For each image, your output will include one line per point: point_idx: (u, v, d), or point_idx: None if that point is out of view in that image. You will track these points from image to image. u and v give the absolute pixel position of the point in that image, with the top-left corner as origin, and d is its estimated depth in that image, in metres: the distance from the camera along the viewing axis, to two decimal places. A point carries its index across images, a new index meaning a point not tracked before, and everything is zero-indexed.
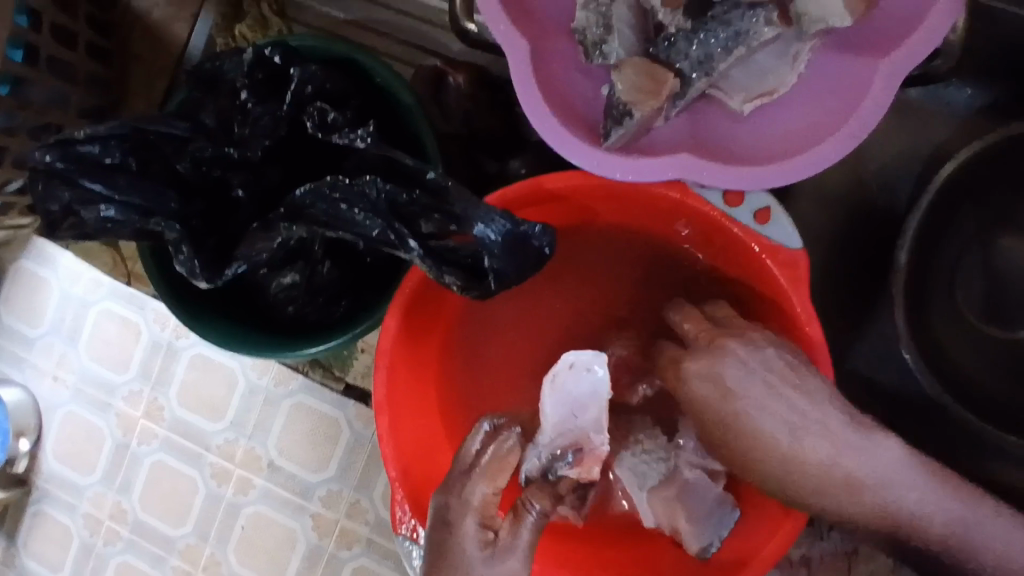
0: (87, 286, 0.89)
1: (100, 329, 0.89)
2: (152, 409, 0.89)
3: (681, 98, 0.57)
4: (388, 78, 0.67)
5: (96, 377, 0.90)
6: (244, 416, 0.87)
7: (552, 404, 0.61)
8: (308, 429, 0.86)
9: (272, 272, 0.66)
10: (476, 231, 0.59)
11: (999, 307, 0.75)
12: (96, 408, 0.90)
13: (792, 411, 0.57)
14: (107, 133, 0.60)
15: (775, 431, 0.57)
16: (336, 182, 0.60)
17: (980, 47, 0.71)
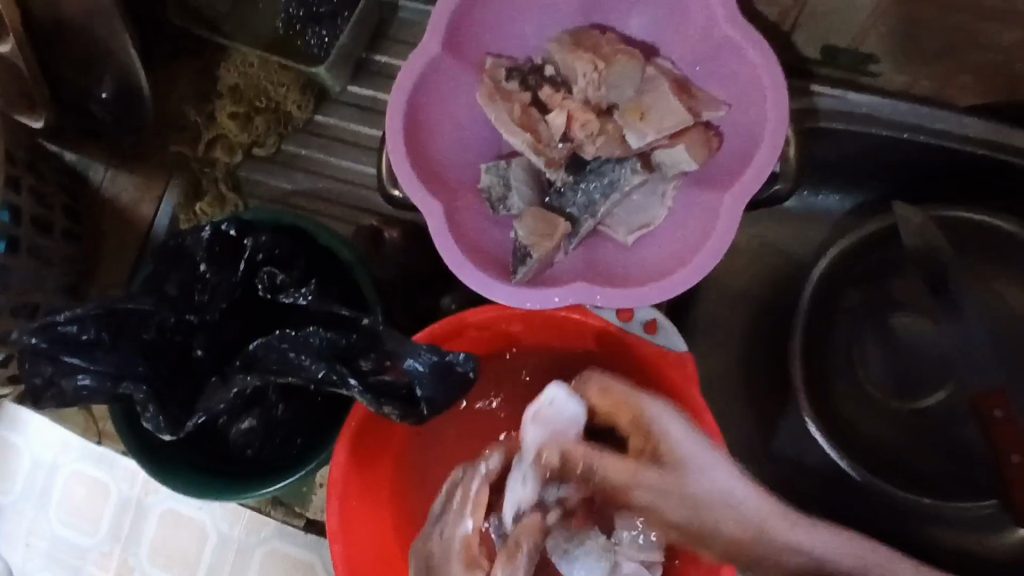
0: (57, 449, 0.99)
1: (70, 491, 0.98)
2: (123, 570, 0.97)
3: (573, 238, 0.72)
4: (330, 240, 0.76)
5: (66, 541, 0.98)
6: (216, 571, 0.95)
7: (540, 437, 0.66)
8: (284, 573, 0.93)
9: (232, 419, 0.74)
10: (407, 364, 0.66)
11: (908, 381, 0.89)
12: (66, 573, 0.98)
13: (711, 473, 0.64)
14: (84, 313, 0.67)
15: (696, 494, 0.64)
16: (283, 335, 0.67)
17: (825, 168, 0.91)
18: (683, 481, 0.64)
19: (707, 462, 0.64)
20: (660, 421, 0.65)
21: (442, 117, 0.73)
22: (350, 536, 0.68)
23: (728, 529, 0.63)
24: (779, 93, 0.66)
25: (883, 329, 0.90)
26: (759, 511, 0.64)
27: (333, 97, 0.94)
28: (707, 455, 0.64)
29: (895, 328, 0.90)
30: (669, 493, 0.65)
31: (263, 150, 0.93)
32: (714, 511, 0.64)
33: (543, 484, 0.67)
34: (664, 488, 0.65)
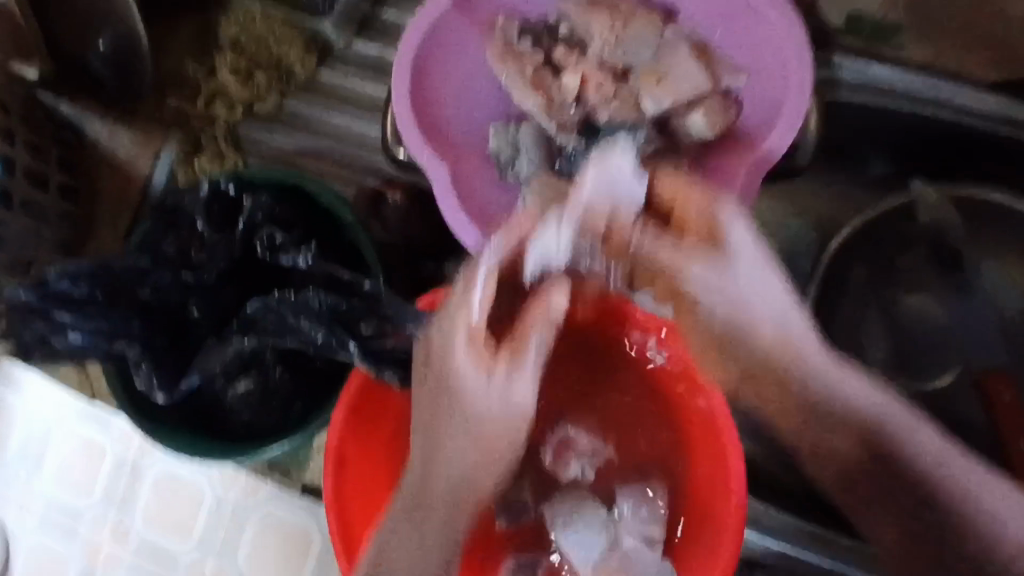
0: (53, 408, 0.98)
1: (67, 449, 0.97)
2: (118, 531, 0.96)
3: None
4: (331, 200, 0.74)
5: (62, 504, 0.97)
6: (212, 534, 0.94)
7: (595, 183, 0.62)
8: (279, 538, 0.92)
9: (228, 381, 0.72)
10: (408, 331, 0.65)
11: (910, 362, 0.86)
12: (61, 535, 0.97)
13: (771, 304, 0.59)
14: (76, 269, 0.65)
15: (752, 322, 0.59)
16: (283, 297, 0.65)
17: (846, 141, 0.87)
18: (740, 292, 0.59)
19: (767, 278, 0.58)
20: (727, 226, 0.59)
21: (451, 76, 0.71)
22: (347, 502, 0.66)
23: (780, 355, 0.59)
24: (802, 67, 0.65)
25: (886, 307, 0.87)
26: (815, 352, 0.59)
27: (336, 53, 0.91)
28: (770, 270, 0.58)
29: (898, 304, 0.86)
30: (723, 301, 0.59)
31: (263, 108, 0.90)
32: (766, 331, 0.59)
33: (576, 242, 0.62)
34: (711, 285, 0.59)
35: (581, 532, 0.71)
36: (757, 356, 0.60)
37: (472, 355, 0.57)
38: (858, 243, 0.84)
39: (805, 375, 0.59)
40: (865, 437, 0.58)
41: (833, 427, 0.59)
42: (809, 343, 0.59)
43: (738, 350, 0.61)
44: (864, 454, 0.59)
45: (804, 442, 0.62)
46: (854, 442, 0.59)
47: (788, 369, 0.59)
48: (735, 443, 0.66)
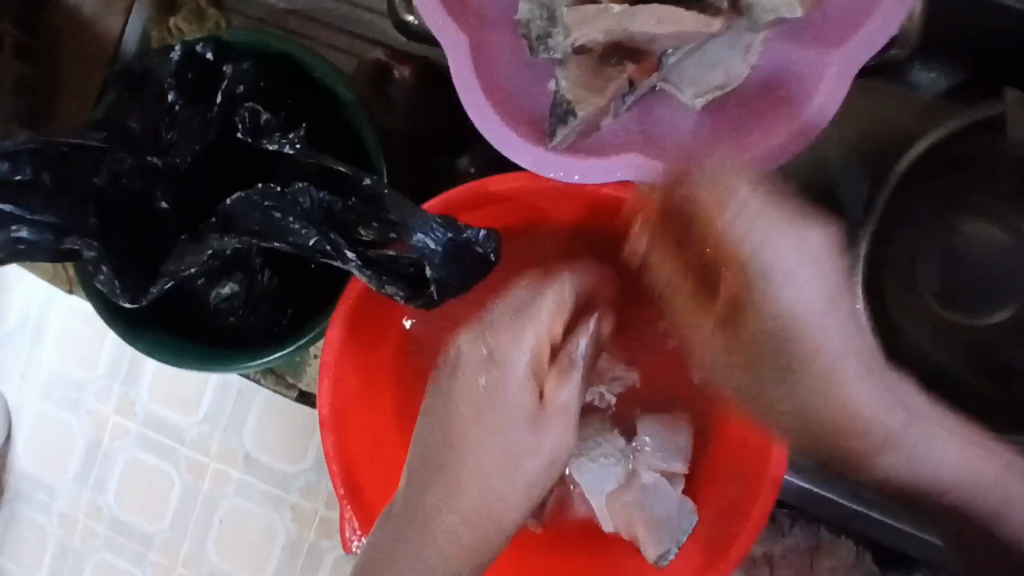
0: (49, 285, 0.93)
1: (66, 329, 0.93)
2: (124, 404, 0.92)
3: (628, 97, 0.57)
4: (325, 72, 0.62)
5: (64, 376, 0.93)
6: (218, 409, 0.90)
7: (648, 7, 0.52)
8: (282, 421, 0.88)
9: (210, 282, 0.64)
10: (415, 241, 0.53)
11: (961, 295, 0.77)
12: (64, 406, 0.93)
13: (816, 314, 0.56)
14: (15, 147, 0.54)
15: (795, 345, 0.56)
16: (265, 190, 0.54)
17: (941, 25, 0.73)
18: (782, 298, 0.56)
19: (820, 288, 0.56)
20: (732, 204, 0.56)
21: None
22: (344, 423, 0.60)
23: (827, 415, 0.55)
24: None
25: (948, 236, 0.77)
26: (871, 408, 0.55)
27: None
28: (828, 299, 0.56)
29: (960, 235, 0.77)
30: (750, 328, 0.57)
31: None
32: (816, 382, 0.56)
33: (588, 57, 0.56)
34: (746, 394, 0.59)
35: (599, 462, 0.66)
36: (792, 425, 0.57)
37: (532, 367, 0.58)
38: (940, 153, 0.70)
39: (841, 409, 0.55)
40: (887, 464, 0.55)
41: (852, 447, 0.55)
42: (866, 408, 0.55)
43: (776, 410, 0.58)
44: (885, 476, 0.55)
45: (821, 455, 0.58)
46: (875, 467, 0.55)
47: (831, 438, 0.56)
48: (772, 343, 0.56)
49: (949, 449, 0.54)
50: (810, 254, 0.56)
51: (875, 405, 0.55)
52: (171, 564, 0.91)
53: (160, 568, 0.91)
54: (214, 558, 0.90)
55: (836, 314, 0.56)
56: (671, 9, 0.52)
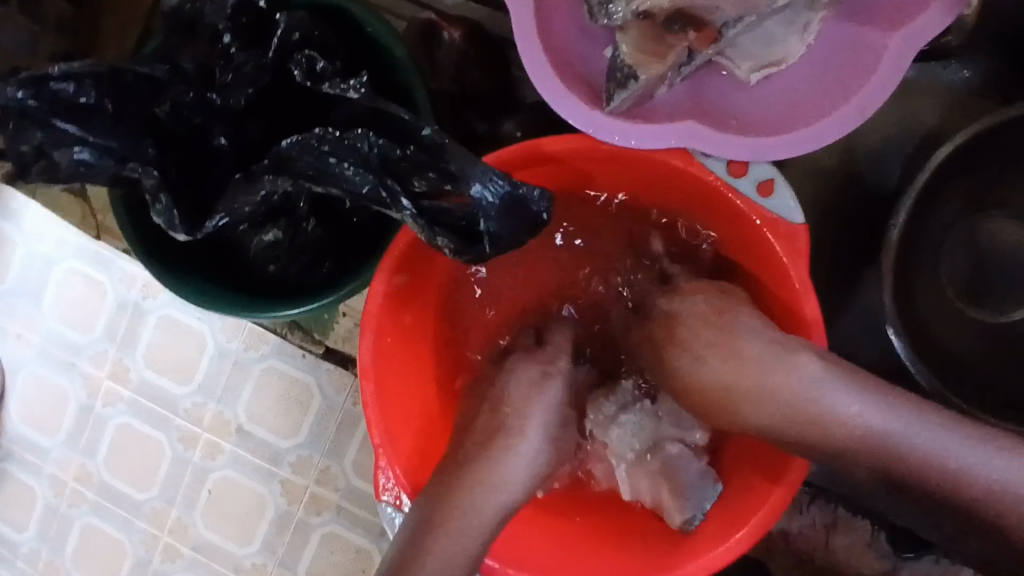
0: (53, 244, 0.91)
1: (66, 286, 0.91)
2: (118, 370, 0.91)
3: (686, 67, 0.57)
4: (378, 27, 0.63)
5: (61, 336, 0.92)
6: (213, 380, 0.90)
7: None
8: (279, 393, 0.88)
9: (254, 229, 0.63)
10: (473, 192, 0.54)
11: (981, 289, 0.82)
12: (59, 367, 0.93)
13: (765, 386, 0.58)
14: (83, 69, 0.54)
15: (757, 414, 0.58)
16: (325, 134, 0.55)
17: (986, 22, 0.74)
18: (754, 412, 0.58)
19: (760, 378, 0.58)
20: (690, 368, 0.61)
21: None
22: (382, 371, 0.60)
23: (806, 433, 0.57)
24: None
25: (973, 234, 0.82)
26: (846, 424, 0.56)
27: None
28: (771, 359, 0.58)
29: (985, 231, 0.82)
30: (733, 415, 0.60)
31: None
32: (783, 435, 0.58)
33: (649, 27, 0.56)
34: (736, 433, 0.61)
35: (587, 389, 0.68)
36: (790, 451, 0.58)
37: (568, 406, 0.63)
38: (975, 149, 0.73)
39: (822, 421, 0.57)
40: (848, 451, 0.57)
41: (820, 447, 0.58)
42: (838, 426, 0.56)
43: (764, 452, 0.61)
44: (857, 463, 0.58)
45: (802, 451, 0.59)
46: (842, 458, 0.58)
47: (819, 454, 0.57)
48: (814, 316, 0.57)
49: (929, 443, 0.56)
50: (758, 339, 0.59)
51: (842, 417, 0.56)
52: (159, 533, 0.91)
53: (147, 537, 0.91)
54: (202, 528, 0.90)
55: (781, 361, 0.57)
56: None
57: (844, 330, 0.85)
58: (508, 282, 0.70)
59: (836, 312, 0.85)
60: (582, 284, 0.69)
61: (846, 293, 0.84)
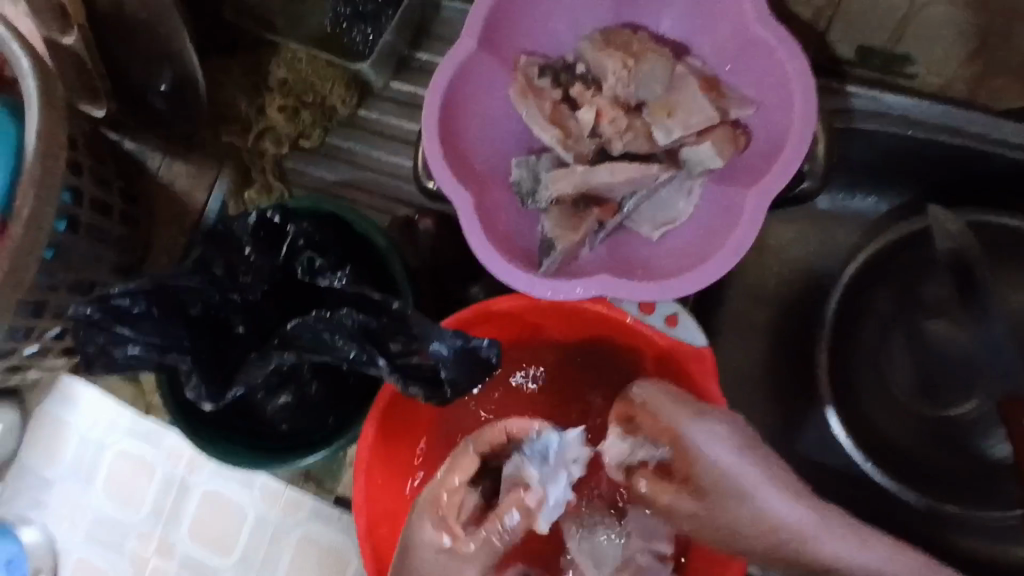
0: (105, 429, 1.05)
1: (116, 470, 1.05)
2: (163, 546, 1.03)
3: (598, 233, 0.73)
4: (365, 227, 0.81)
5: (111, 517, 1.04)
6: (252, 551, 1.00)
7: (603, 169, 0.71)
8: (317, 557, 0.98)
9: (269, 395, 0.78)
10: (432, 347, 0.68)
11: (931, 386, 0.88)
12: (108, 547, 1.04)
13: (746, 486, 0.64)
14: (135, 288, 0.71)
15: (739, 503, 0.63)
16: (319, 315, 0.70)
17: (870, 161, 0.90)
18: (727, 497, 0.64)
19: (743, 475, 0.64)
20: (697, 438, 0.66)
21: (480, 110, 0.76)
22: (374, 508, 0.71)
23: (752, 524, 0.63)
24: (806, 89, 0.67)
25: (913, 334, 0.88)
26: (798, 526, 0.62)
27: (376, 93, 0.99)
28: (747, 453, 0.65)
29: (926, 333, 0.87)
30: (713, 499, 0.65)
31: (308, 143, 0.98)
32: (750, 529, 0.63)
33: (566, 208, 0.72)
34: (699, 513, 0.65)
35: (563, 459, 0.69)
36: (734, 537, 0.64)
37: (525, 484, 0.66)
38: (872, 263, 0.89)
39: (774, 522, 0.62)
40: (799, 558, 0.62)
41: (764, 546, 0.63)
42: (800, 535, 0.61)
43: (710, 534, 0.65)
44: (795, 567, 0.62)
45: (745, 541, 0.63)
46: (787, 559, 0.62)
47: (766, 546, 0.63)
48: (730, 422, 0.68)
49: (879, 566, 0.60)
50: (733, 435, 0.66)
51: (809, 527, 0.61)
52: None
53: None
54: None
55: (758, 467, 0.64)
56: (623, 166, 0.71)
57: (807, 438, 0.92)
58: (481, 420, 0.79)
59: (796, 423, 0.92)
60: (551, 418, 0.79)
61: (798, 408, 0.93)
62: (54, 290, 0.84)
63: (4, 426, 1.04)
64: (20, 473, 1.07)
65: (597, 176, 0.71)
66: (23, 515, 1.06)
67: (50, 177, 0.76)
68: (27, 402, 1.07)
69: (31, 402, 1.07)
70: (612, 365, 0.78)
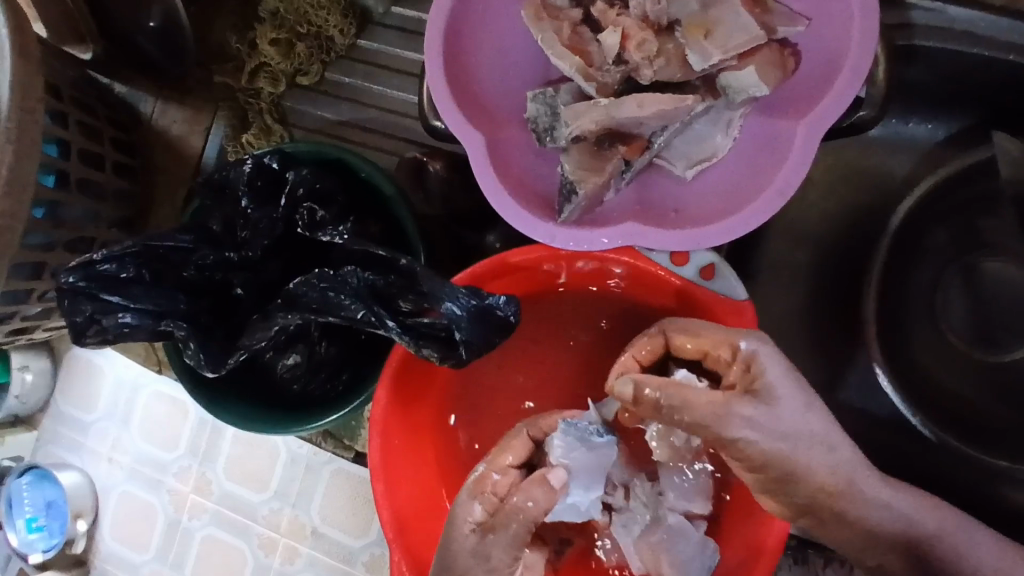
0: (137, 373, 1.04)
1: (150, 411, 1.04)
2: (202, 484, 1.02)
3: (626, 174, 0.65)
4: (372, 172, 0.74)
5: (150, 457, 1.04)
6: (288, 486, 0.98)
7: (630, 103, 0.62)
8: (349, 495, 0.96)
9: (278, 354, 0.74)
10: (444, 307, 0.63)
11: (987, 333, 0.82)
12: (147, 486, 1.04)
13: (803, 406, 0.59)
14: (122, 252, 0.66)
15: (800, 437, 0.58)
16: (322, 274, 0.65)
17: (930, 83, 0.80)
18: (785, 410, 0.58)
19: (800, 397, 0.59)
20: (762, 350, 0.59)
21: (489, 37, 0.68)
22: (392, 471, 0.68)
23: (787, 448, 0.57)
24: (866, 4, 0.59)
25: (968, 274, 0.82)
26: (829, 456, 0.59)
27: (375, 20, 0.90)
28: (797, 384, 0.60)
29: (982, 273, 0.81)
30: (776, 413, 0.57)
31: (307, 79, 0.90)
32: (812, 452, 0.58)
33: (587, 147, 0.65)
34: (762, 423, 0.57)
35: (602, 454, 0.65)
36: (760, 459, 0.57)
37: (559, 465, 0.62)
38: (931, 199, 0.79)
39: (802, 448, 0.58)
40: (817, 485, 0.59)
41: (792, 469, 0.58)
42: (848, 471, 0.60)
43: (768, 451, 0.57)
44: (809, 495, 0.59)
45: (766, 462, 0.57)
46: (804, 489, 0.58)
47: (787, 469, 0.58)
48: None
49: (886, 503, 0.61)
50: (782, 357, 0.60)
51: (856, 471, 0.60)
52: None
53: None
54: None
55: (810, 393, 0.60)
56: (653, 98, 0.62)
57: (850, 386, 0.86)
58: (499, 376, 0.75)
59: (838, 371, 0.86)
60: (574, 376, 0.75)
61: (838, 357, 0.86)
62: (50, 250, 0.79)
63: (34, 373, 1.05)
64: (56, 419, 1.08)
65: (622, 113, 0.62)
66: (60, 459, 1.08)
67: (29, 132, 0.70)
68: (57, 348, 1.08)
69: (60, 350, 1.07)
70: (640, 317, 0.72)
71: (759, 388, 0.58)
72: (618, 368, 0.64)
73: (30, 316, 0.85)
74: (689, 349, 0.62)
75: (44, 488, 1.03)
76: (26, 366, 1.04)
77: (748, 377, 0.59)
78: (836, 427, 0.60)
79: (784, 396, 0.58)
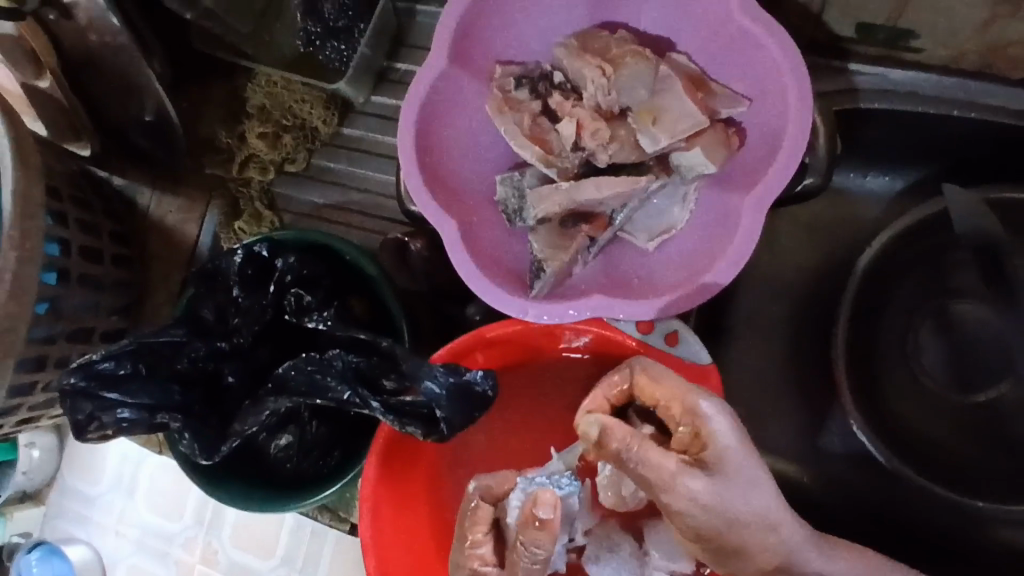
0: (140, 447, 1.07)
1: (155, 482, 1.06)
2: (208, 554, 1.03)
3: (591, 249, 0.70)
4: (356, 255, 0.77)
5: (155, 529, 1.06)
6: (293, 552, 1.00)
7: (592, 184, 0.66)
8: (354, 559, 0.98)
9: (270, 436, 0.77)
10: (423, 386, 0.67)
11: (967, 376, 0.84)
12: (154, 557, 1.06)
13: (749, 483, 0.61)
14: (119, 350, 0.70)
15: (741, 516, 0.61)
16: (310, 357, 0.68)
17: (882, 140, 0.85)
18: (732, 485, 0.60)
19: (748, 474, 0.61)
20: (717, 422, 0.61)
21: (459, 129, 0.73)
22: (384, 546, 0.71)
23: (726, 526, 0.61)
24: (800, 88, 0.63)
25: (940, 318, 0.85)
26: (777, 536, 0.63)
27: (357, 108, 0.96)
28: (750, 463, 0.61)
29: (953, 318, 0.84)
30: (723, 488, 0.60)
31: (295, 166, 0.96)
32: (754, 531, 0.62)
33: (553, 225, 0.69)
34: (704, 495, 0.59)
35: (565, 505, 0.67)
36: (695, 532, 0.61)
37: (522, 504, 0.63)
38: (897, 247, 0.82)
39: (741, 527, 0.61)
40: (752, 559, 0.63)
41: (729, 543, 0.62)
42: (790, 547, 0.64)
43: (705, 525, 0.60)
44: (744, 565, 0.64)
45: (701, 534, 0.61)
46: (738, 558, 0.63)
47: (723, 544, 0.62)
48: None
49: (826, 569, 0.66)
50: (737, 432, 0.62)
51: (798, 541, 0.64)
52: None
53: None
54: None
55: (760, 467, 0.62)
56: (609, 180, 0.67)
57: (833, 433, 0.88)
58: (484, 444, 0.78)
59: (819, 418, 0.89)
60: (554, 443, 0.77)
61: (817, 405, 0.89)
62: (52, 342, 0.83)
63: (41, 450, 1.06)
64: (61, 494, 1.10)
65: (585, 193, 0.66)
66: (67, 534, 1.09)
67: (31, 237, 0.75)
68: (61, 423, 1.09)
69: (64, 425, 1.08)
70: None
71: (708, 460, 0.60)
72: (588, 404, 0.65)
73: (35, 406, 0.88)
74: (650, 400, 0.64)
75: (53, 563, 1.04)
76: (33, 443, 1.05)
77: (700, 447, 0.61)
78: (781, 508, 0.63)
79: (734, 473, 0.61)
